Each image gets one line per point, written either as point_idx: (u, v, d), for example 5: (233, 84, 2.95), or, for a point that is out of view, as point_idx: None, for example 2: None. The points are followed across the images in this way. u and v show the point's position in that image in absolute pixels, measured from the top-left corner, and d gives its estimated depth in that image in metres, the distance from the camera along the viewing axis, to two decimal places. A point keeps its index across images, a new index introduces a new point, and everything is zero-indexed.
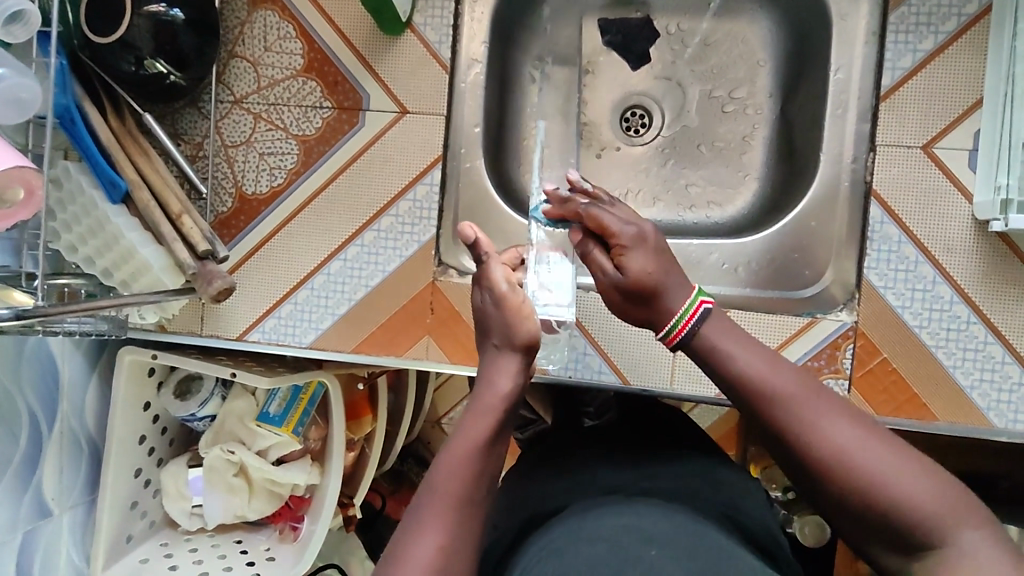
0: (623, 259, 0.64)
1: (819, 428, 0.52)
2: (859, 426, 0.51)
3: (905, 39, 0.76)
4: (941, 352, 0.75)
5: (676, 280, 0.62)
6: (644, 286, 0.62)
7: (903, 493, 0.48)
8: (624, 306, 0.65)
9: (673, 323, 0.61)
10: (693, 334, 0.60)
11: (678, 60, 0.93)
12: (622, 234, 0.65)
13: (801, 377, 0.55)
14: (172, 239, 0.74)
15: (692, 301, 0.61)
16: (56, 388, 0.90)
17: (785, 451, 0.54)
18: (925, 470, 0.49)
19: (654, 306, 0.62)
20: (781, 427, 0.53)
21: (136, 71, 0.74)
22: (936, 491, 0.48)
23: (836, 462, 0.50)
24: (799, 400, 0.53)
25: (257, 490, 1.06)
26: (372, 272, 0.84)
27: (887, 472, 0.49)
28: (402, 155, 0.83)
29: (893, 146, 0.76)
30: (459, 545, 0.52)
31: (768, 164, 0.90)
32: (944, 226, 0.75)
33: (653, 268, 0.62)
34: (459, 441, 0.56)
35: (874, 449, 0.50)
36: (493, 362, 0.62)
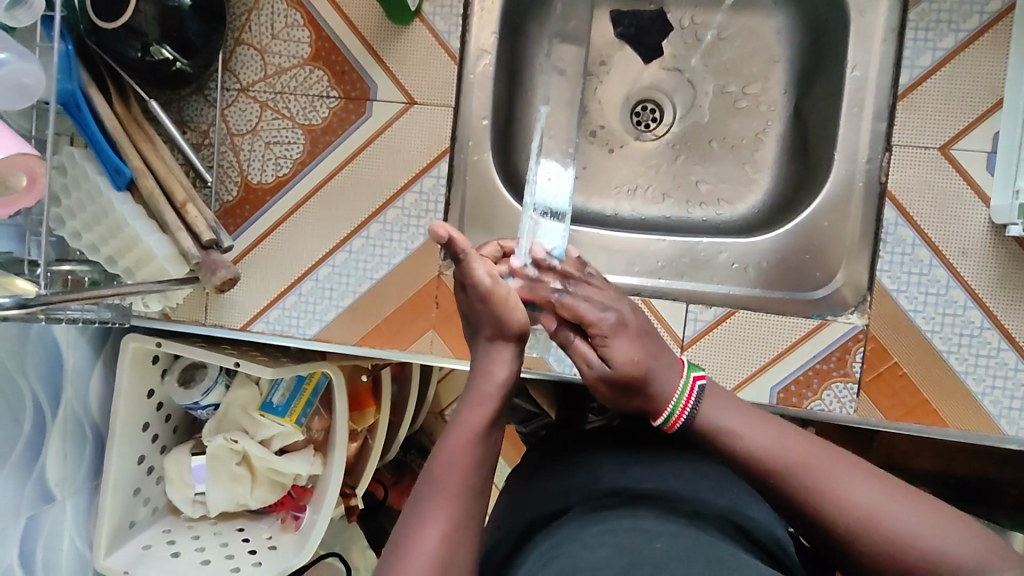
0: (607, 349, 0.61)
1: (840, 495, 0.51)
2: (874, 486, 0.51)
3: (925, 36, 0.74)
4: (953, 358, 0.74)
5: (663, 363, 0.61)
6: (634, 376, 0.60)
7: (935, 550, 0.48)
8: (614, 396, 0.62)
9: (669, 413, 0.59)
10: (694, 418, 0.58)
11: (691, 54, 0.91)
12: (603, 324, 0.62)
13: (810, 443, 0.54)
14: (176, 228, 0.74)
15: (683, 389, 0.59)
16: (60, 374, 0.90)
17: (809, 524, 0.53)
18: (951, 521, 0.49)
19: (647, 396, 0.60)
20: (801, 500, 0.52)
21: (142, 58, 0.73)
22: (966, 543, 0.48)
23: (860, 529, 0.50)
24: (810, 467, 0.53)
25: (259, 479, 1.06)
26: (377, 265, 0.83)
27: (915, 531, 0.48)
28: (409, 146, 0.82)
29: (910, 145, 0.74)
30: (462, 536, 0.52)
31: (780, 162, 0.89)
32: (959, 229, 0.74)
33: (638, 355, 0.60)
34: (459, 431, 0.56)
35: (897, 508, 0.50)
36: (484, 353, 0.61)
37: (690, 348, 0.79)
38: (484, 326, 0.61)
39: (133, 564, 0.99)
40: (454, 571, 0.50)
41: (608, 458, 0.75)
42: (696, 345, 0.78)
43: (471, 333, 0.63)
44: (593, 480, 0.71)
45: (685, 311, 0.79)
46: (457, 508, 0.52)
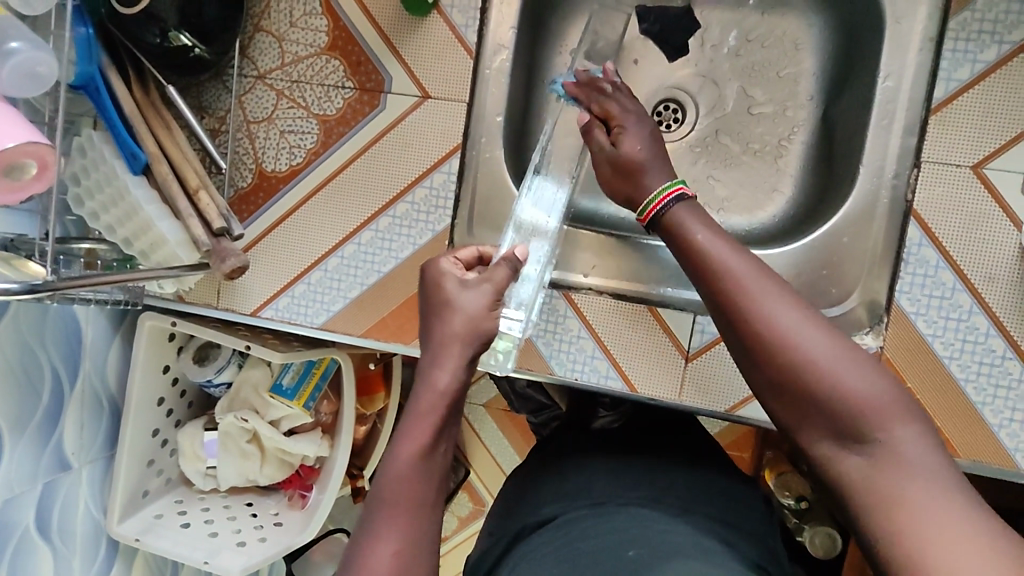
0: (620, 137, 0.68)
1: (770, 313, 0.50)
2: (804, 313, 0.50)
3: (965, 47, 0.70)
4: (970, 387, 0.71)
5: (661, 163, 0.65)
6: (633, 161, 0.65)
7: (843, 383, 0.47)
8: (607, 179, 0.68)
9: (654, 196, 0.62)
10: (667, 215, 0.60)
11: (717, 54, 0.88)
12: (624, 117, 0.70)
13: (758, 263, 0.54)
14: (188, 215, 0.75)
15: (670, 187, 0.61)
16: (79, 347, 0.93)
17: (729, 328, 0.53)
18: (867, 359, 0.49)
19: (636, 178, 0.65)
20: (731, 309, 0.52)
21: (161, 43, 0.73)
22: (878, 385, 0.47)
23: (776, 339, 0.49)
24: (749, 280, 0.52)
25: (268, 458, 1.09)
26: (384, 258, 0.83)
27: (829, 359, 0.48)
28: (423, 141, 0.81)
29: (939, 162, 0.71)
30: (417, 548, 0.51)
31: (805, 170, 0.86)
32: (985, 253, 0.70)
33: (645, 146, 0.66)
34: (406, 444, 0.53)
35: (822, 337, 0.49)
36: (432, 353, 0.57)
37: (695, 359, 0.78)
38: (456, 332, 0.57)
39: (145, 532, 1.03)
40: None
41: (605, 464, 0.74)
42: (701, 357, 0.78)
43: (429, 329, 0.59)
44: (588, 485, 0.70)
45: (691, 322, 0.78)
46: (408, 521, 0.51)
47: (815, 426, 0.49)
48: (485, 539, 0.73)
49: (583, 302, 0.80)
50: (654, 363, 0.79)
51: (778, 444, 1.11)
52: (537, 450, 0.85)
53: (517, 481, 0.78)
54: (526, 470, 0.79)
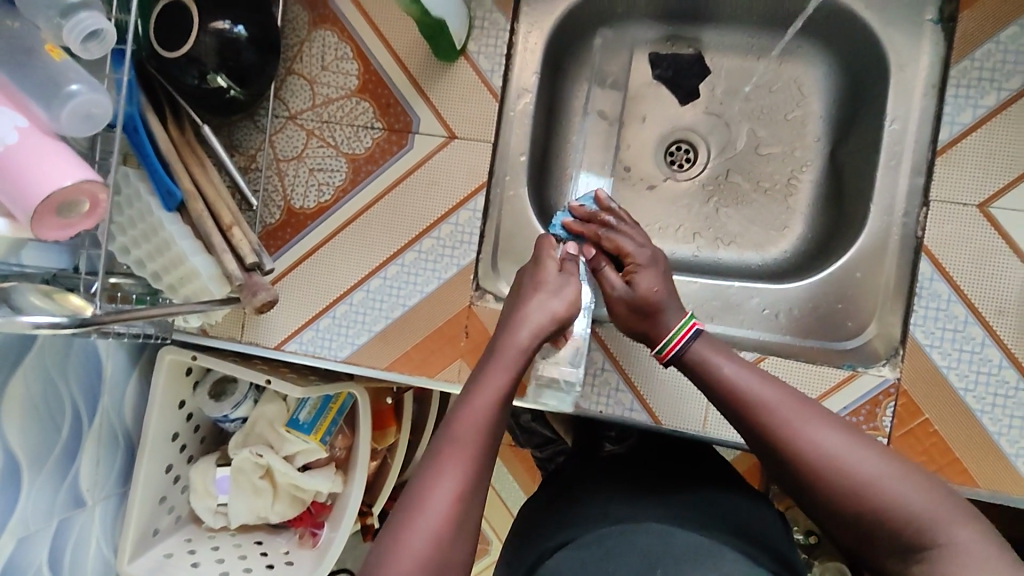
0: (634, 277, 0.72)
1: (815, 443, 0.56)
2: (844, 436, 0.56)
3: (967, 93, 0.73)
4: (986, 418, 0.73)
5: (674, 301, 0.71)
6: (650, 301, 0.70)
7: (901, 499, 0.52)
8: (624, 319, 0.72)
9: (667, 340, 0.67)
10: (684, 349, 0.66)
11: (728, 99, 0.92)
12: (634, 255, 0.73)
13: (791, 393, 0.60)
14: (223, 251, 0.77)
15: (683, 322, 0.68)
16: (99, 380, 0.93)
17: (775, 458, 0.58)
18: (915, 475, 0.54)
19: (654, 321, 0.70)
20: (775, 440, 0.57)
21: (198, 85, 0.76)
22: (932, 497, 0.53)
23: (826, 465, 0.55)
24: (786, 410, 0.58)
25: (281, 493, 1.08)
26: (409, 292, 0.85)
27: (882, 478, 0.53)
28: (449, 179, 0.84)
29: (948, 201, 0.74)
30: (475, 474, 0.60)
31: (814, 208, 0.89)
32: (995, 288, 0.73)
33: (660, 286, 0.71)
34: (484, 387, 0.64)
35: (868, 459, 0.54)
36: (511, 321, 0.69)
37: None
38: (515, 338, 0.66)
39: (156, 572, 1.00)
40: (464, 510, 0.58)
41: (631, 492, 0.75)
42: None
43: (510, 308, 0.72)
44: (613, 507, 0.71)
45: None
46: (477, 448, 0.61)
47: (883, 547, 0.53)
48: (506, 565, 0.73)
49: (607, 334, 0.83)
50: (676, 393, 0.80)
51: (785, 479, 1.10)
52: (555, 479, 0.85)
53: (538, 507, 0.79)
54: (546, 497, 0.80)
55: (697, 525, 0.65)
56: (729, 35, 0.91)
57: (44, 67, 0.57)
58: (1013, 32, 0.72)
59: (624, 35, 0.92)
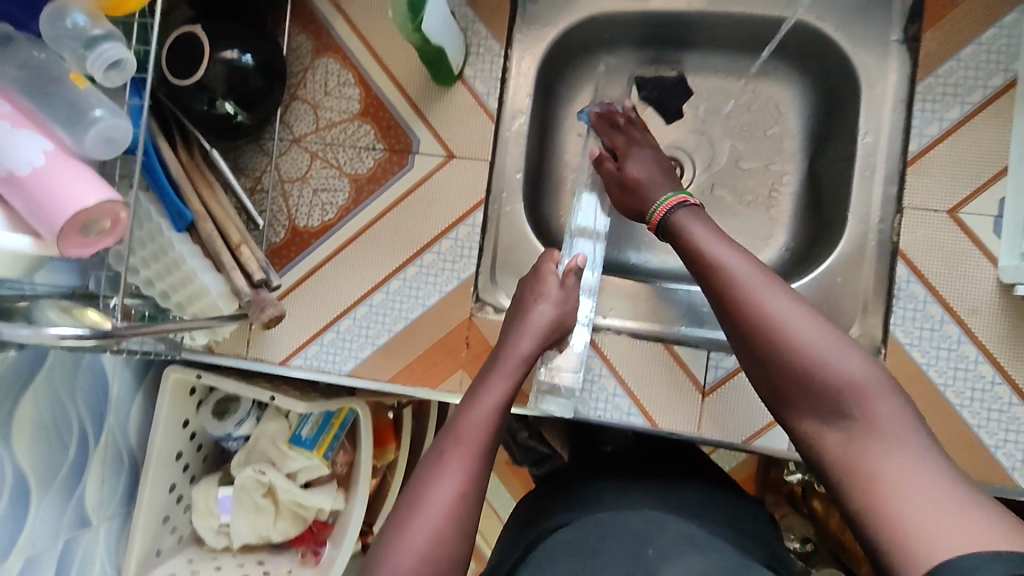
0: (627, 159, 0.82)
1: (764, 306, 0.60)
2: (798, 307, 0.59)
3: (932, 107, 0.79)
4: (965, 411, 0.76)
5: (661, 179, 0.79)
6: (635, 177, 0.79)
7: (833, 369, 0.55)
8: (617, 196, 0.82)
9: (653, 209, 0.75)
10: (667, 217, 0.72)
11: (711, 117, 0.97)
12: (630, 146, 0.84)
13: (757, 265, 0.63)
14: (232, 268, 0.80)
15: (671, 196, 0.74)
16: (105, 400, 0.94)
17: (728, 319, 0.63)
18: (854, 347, 0.57)
19: (636, 190, 0.79)
20: (728, 300, 0.62)
21: (207, 111, 0.80)
22: (864, 372, 0.55)
23: (770, 327, 0.59)
24: (747, 277, 0.62)
25: (282, 511, 1.09)
26: (412, 305, 0.88)
27: (819, 346, 0.57)
28: (448, 196, 0.87)
29: (920, 209, 0.79)
30: (476, 475, 0.63)
31: (796, 218, 0.94)
32: (967, 288, 0.77)
33: (648, 166, 0.80)
34: (489, 393, 0.68)
35: (811, 327, 0.58)
36: (513, 330, 0.75)
37: (711, 394, 0.83)
38: (520, 346, 0.73)
39: None
40: (466, 510, 0.61)
41: (618, 481, 0.77)
42: (716, 391, 0.83)
43: (510, 320, 0.78)
44: (601, 495, 0.73)
45: (704, 357, 0.84)
46: (478, 446, 0.64)
47: (803, 405, 0.57)
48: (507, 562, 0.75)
49: (606, 343, 0.85)
50: (671, 396, 0.83)
51: (778, 490, 1.18)
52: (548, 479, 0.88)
53: (531, 502, 0.81)
54: (540, 492, 0.82)
55: (697, 519, 0.67)
56: (711, 58, 0.96)
57: (69, 94, 0.60)
58: (972, 50, 0.78)
59: (612, 59, 0.97)
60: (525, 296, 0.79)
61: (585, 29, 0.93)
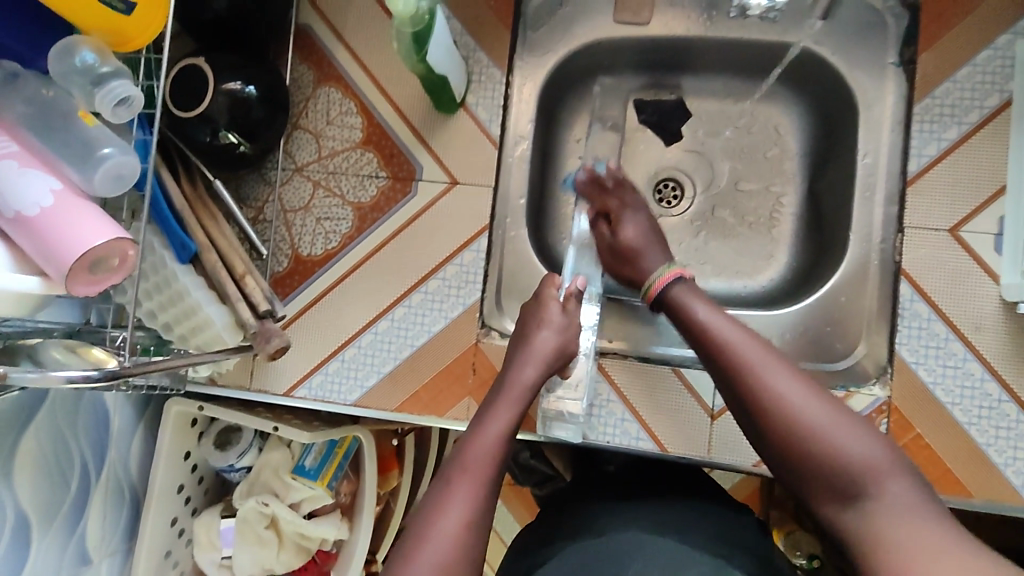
0: (620, 227, 0.87)
1: (772, 386, 0.64)
2: (800, 383, 0.65)
3: (930, 127, 0.80)
4: (973, 429, 0.77)
5: (654, 250, 0.85)
6: (630, 247, 0.85)
7: (843, 448, 0.61)
8: (612, 263, 0.88)
9: (653, 281, 0.80)
10: (665, 288, 0.78)
11: (710, 138, 0.98)
12: (621, 210, 0.88)
13: (760, 341, 0.68)
14: (236, 299, 0.80)
15: (667, 269, 0.80)
16: (107, 434, 0.93)
17: (736, 396, 0.67)
18: (861, 428, 0.63)
19: (634, 265, 0.85)
20: (738, 379, 0.66)
21: (211, 142, 0.80)
22: (870, 449, 0.61)
23: (779, 407, 0.64)
24: (754, 357, 0.66)
25: (286, 543, 1.07)
26: (417, 332, 0.87)
27: (827, 425, 0.62)
28: (452, 223, 0.87)
29: (921, 227, 0.79)
30: (482, 505, 0.62)
31: (798, 237, 0.95)
32: (970, 306, 0.78)
33: (641, 235, 0.86)
34: (494, 422, 0.68)
35: (817, 407, 0.63)
36: (517, 357, 0.75)
37: (720, 417, 0.83)
38: (524, 374, 0.73)
39: None
40: (472, 542, 0.60)
41: (622, 502, 0.77)
42: (725, 414, 0.83)
43: (514, 346, 0.78)
44: (611, 518, 0.73)
45: (712, 380, 0.83)
46: (484, 476, 0.63)
47: (820, 488, 0.62)
48: None
49: (612, 366, 0.85)
50: (679, 420, 0.83)
51: (783, 504, 1.17)
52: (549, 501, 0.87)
53: (536, 525, 0.80)
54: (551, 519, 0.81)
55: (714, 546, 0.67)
56: (709, 82, 0.98)
57: (79, 132, 0.60)
58: (967, 72, 0.79)
59: (611, 84, 0.99)
60: (531, 318, 0.79)
61: (585, 55, 0.94)
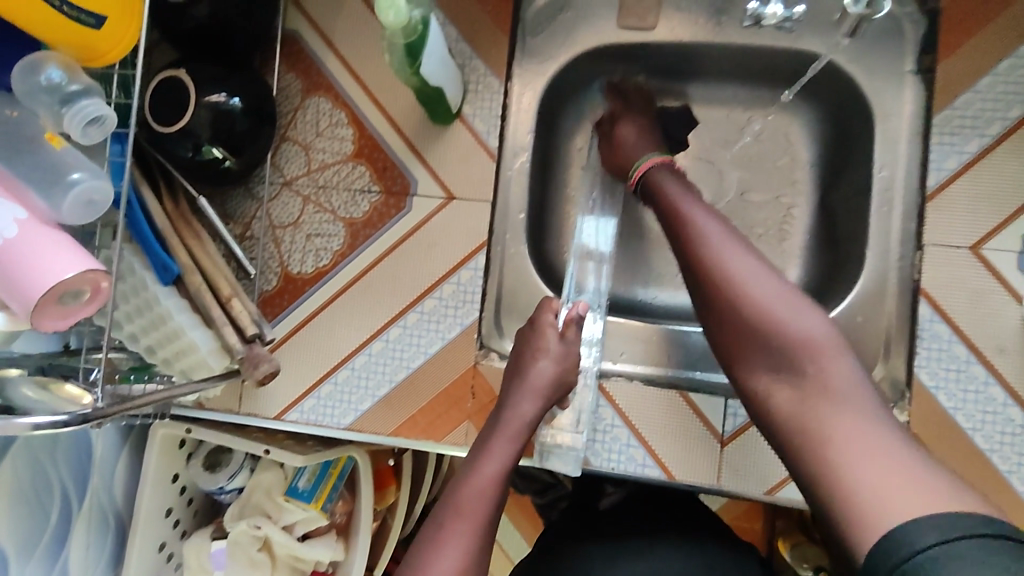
0: (620, 125, 0.85)
1: (729, 266, 0.65)
2: (760, 268, 0.66)
3: (950, 140, 0.76)
4: (996, 456, 0.73)
5: (647, 147, 0.83)
6: (623, 143, 0.84)
7: (790, 328, 0.62)
8: (607, 159, 0.86)
9: (635, 170, 0.80)
10: (644, 175, 0.78)
11: (717, 148, 0.94)
12: (625, 112, 0.87)
13: (725, 226, 0.69)
14: (223, 323, 0.76)
15: (649, 158, 0.80)
16: (89, 461, 0.89)
17: (692, 274, 0.68)
18: (811, 310, 0.64)
19: (622, 156, 0.83)
20: (696, 258, 0.68)
21: (193, 157, 0.75)
22: (815, 330, 0.62)
23: (734, 286, 0.65)
24: (717, 240, 0.67)
25: (280, 566, 1.04)
26: (413, 354, 0.83)
27: (777, 308, 0.63)
28: (449, 239, 0.83)
29: (940, 245, 0.76)
30: (477, 552, 0.59)
31: (809, 251, 0.91)
32: (993, 328, 0.74)
33: (637, 132, 0.84)
34: (490, 460, 0.66)
35: (771, 289, 0.64)
36: (514, 389, 0.73)
37: (730, 442, 0.79)
38: (521, 408, 0.71)
39: None
40: None
41: (625, 543, 0.74)
42: (736, 439, 0.79)
43: (511, 376, 0.75)
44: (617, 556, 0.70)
45: (722, 405, 0.80)
46: (481, 520, 0.61)
47: (760, 361, 0.64)
48: None
49: (615, 389, 0.81)
50: (687, 445, 0.79)
51: (787, 514, 1.12)
52: (549, 528, 0.84)
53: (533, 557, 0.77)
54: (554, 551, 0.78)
55: None
56: (716, 89, 0.94)
57: (46, 155, 0.56)
58: (989, 81, 0.75)
59: None
60: (529, 345, 0.75)
61: (587, 62, 0.90)
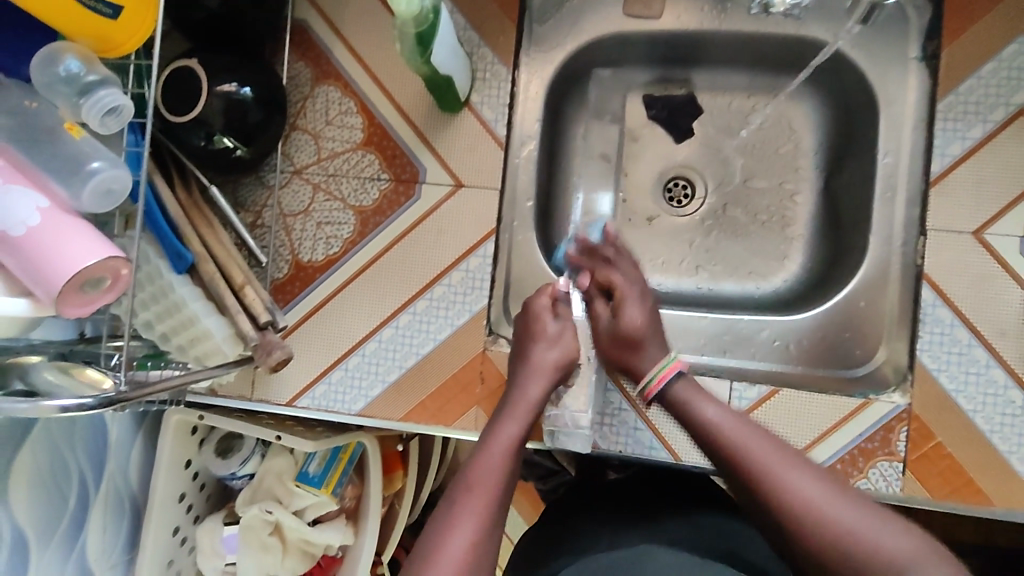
0: (621, 308, 0.78)
1: (789, 487, 0.58)
2: (818, 481, 0.59)
3: (954, 126, 0.77)
4: (996, 438, 0.75)
5: (656, 342, 0.76)
6: (633, 334, 0.75)
7: (876, 547, 0.54)
8: (609, 351, 0.77)
9: (649, 379, 0.73)
10: (665, 389, 0.72)
11: (722, 135, 0.95)
12: (620, 288, 0.80)
13: (765, 436, 0.63)
14: (236, 311, 0.77)
15: (666, 362, 0.73)
16: (105, 446, 0.90)
17: (751, 499, 0.61)
18: (887, 518, 0.56)
19: (635, 357, 0.75)
20: (750, 477, 0.60)
21: (205, 146, 0.76)
22: (906, 543, 0.54)
23: (800, 511, 0.57)
24: (761, 456, 0.61)
25: (291, 550, 1.05)
26: (422, 340, 0.85)
27: (856, 527, 0.55)
28: (458, 226, 0.85)
29: (943, 230, 0.77)
30: (491, 529, 0.61)
31: (813, 237, 0.92)
32: (994, 311, 0.76)
33: (643, 321, 0.76)
34: (499, 441, 0.67)
35: (840, 505, 0.57)
36: (524, 372, 0.74)
37: None
38: (530, 390, 0.72)
39: None
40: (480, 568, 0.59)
41: (637, 517, 0.75)
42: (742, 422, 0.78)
43: (518, 359, 0.76)
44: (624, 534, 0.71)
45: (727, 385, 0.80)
46: (494, 499, 0.62)
47: None
48: None
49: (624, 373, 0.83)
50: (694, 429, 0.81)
51: None
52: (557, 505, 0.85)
53: (541, 530, 0.79)
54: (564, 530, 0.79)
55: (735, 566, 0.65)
56: (722, 76, 0.94)
57: (65, 146, 0.57)
58: (992, 67, 0.76)
59: (619, 79, 0.95)
60: (528, 330, 0.77)
61: (594, 50, 0.91)
